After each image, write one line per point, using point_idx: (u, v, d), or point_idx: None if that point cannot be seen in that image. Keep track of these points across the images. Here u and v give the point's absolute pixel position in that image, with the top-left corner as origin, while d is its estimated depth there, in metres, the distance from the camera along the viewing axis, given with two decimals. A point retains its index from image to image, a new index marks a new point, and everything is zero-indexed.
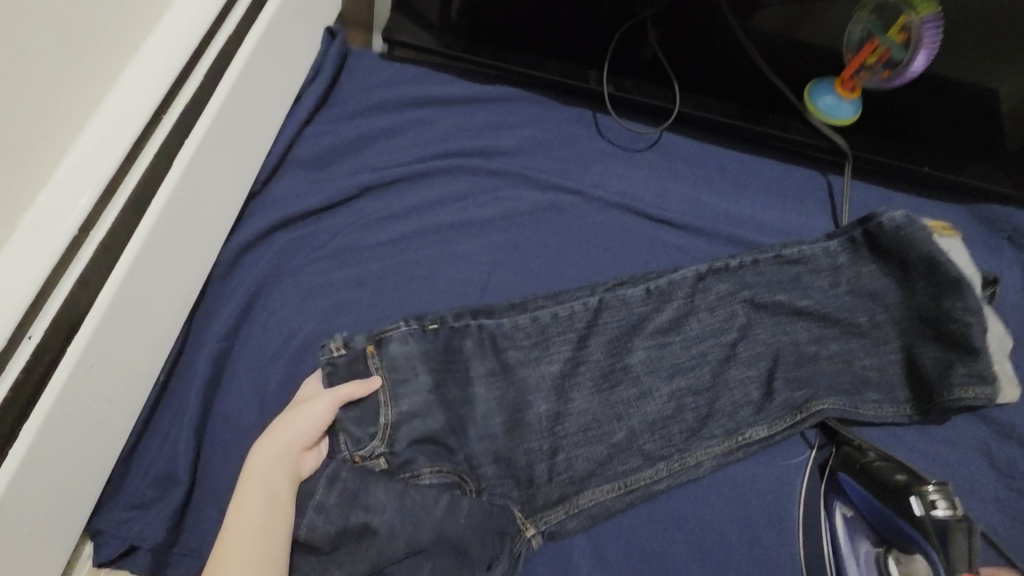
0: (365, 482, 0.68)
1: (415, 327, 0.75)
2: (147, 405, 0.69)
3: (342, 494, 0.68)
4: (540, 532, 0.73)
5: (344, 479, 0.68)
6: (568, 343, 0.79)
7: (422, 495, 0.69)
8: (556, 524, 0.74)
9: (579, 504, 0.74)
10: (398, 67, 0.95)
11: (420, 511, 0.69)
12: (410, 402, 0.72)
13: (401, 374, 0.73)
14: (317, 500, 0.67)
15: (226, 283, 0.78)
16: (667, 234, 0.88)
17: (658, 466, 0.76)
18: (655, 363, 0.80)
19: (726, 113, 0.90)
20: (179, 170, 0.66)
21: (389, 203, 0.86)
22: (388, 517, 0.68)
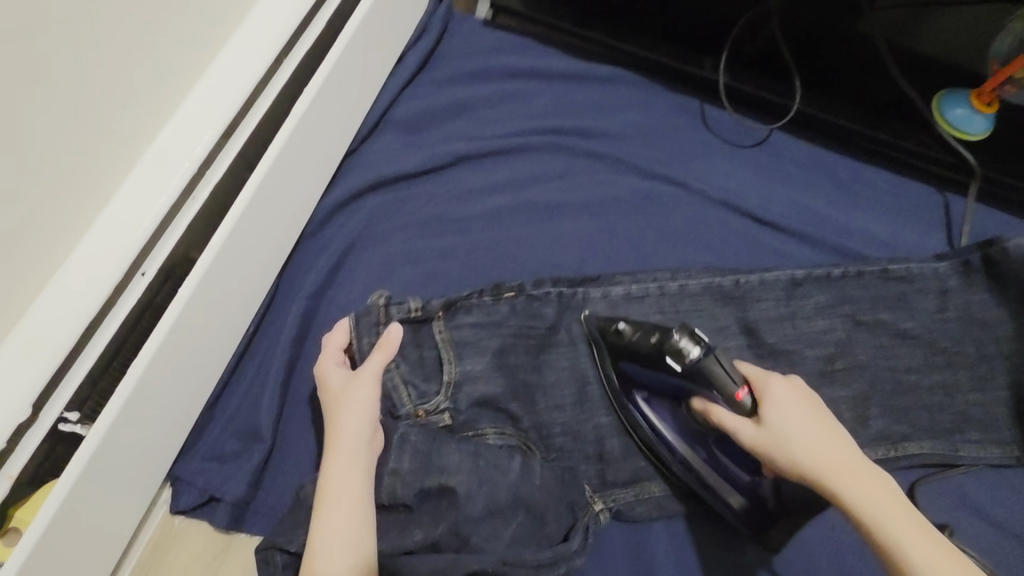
0: (439, 444, 0.64)
1: (489, 297, 0.71)
2: (235, 354, 0.68)
3: (415, 456, 0.63)
4: (609, 507, 0.69)
5: (414, 438, 0.64)
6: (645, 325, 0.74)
7: (493, 453, 0.66)
8: (626, 503, 0.69)
9: (652, 488, 0.69)
10: (500, 35, 0.91)
11: (493, 473, 0.65)
12: (474, 362, 0.69)
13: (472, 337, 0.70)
14: (390, 464, 0.63)
15: (317, 240, 0.76)
16: (771, 237, 0.82)
17: None
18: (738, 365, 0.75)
19: (847, 117, 0.86)
20: (292, 124, 0.64)
21: (484, 174, 0.83)
22: (463, 480, 0.64)
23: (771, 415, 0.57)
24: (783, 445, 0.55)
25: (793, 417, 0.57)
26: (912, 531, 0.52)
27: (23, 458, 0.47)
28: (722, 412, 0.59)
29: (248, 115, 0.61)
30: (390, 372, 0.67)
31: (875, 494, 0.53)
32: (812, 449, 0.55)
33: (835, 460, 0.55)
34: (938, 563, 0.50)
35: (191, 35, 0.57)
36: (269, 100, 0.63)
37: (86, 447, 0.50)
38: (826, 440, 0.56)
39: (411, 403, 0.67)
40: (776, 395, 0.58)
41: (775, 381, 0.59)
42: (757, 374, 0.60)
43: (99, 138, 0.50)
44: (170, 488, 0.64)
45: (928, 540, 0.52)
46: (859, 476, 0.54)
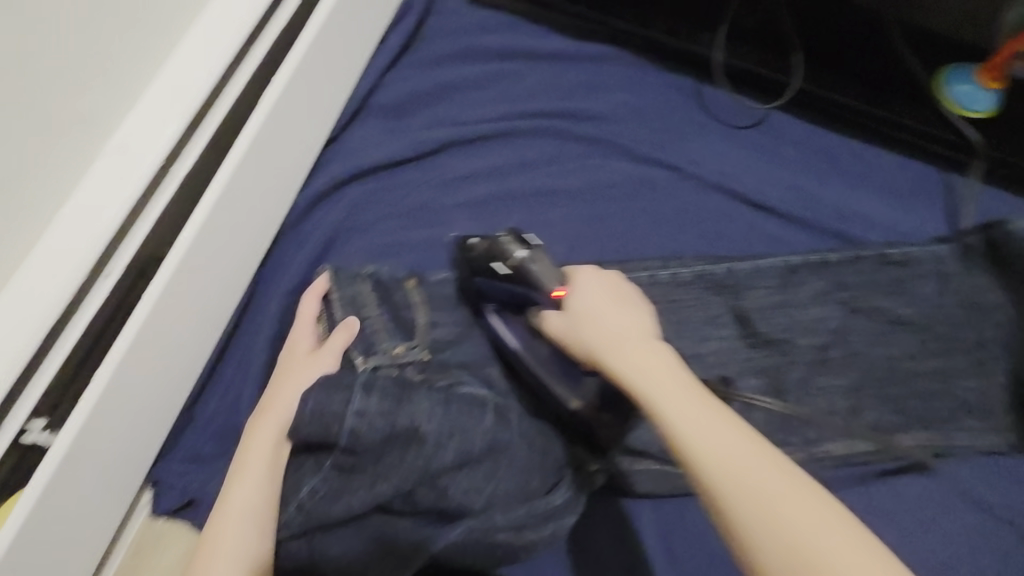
0: (411, 389, 0.59)
1: (453, 269, 0.70)
2: (214, 352, 0.66)
3: (385, 398, 0.58)
4: (604, 471, 0.65)
5: (379, 385, 0.58)
6: None
7: (467, 401, 0.60)
8: (620, 470, 0.66)
9: (643, 462, 0.66)
10: (486, 13, 0.87)
11: (471, 423, 0.59)
12: (444, 329, 0.68)
13: (450, 301, 0.69)
14: (367, 440, 0.57)
15: (296, 233, 0.74)
16: (766, 223, 0.80)
17: None
18: (730, 355, 0.72)
19: (851, 95, 0.82)
20: (264, 112, 0.61)
21: (469, 161, 0.80)
22: (447, 457, 0.58)
23: (606, 320, 0.53)
24: (617, 347, 0.51)
25: (615, 325, 0.53)
26: (750, 464, 0.44)
27: None
28: (552, 316, 0.57)
29: (217, 104, 0.59)
30: (369, 322, 0.66)
31: (718, 432, 0.45)
32: (641, 366, 0.49)
33: (662, 385, 0.48)
34: (733, 491, 0.43)
35: (151, 17, 0.54)
36: (239, 87, 0.60)
37: (53, 452, 0.49)
38: (645, 352, 0.50)
39: (386, 346, 0.65)
40: (590, 311, 0.54)
41: (600, 284, 0.57)
42: (614, 290, 0.57)
43: (56, 129, 0.48)
44: (151, 490, 0.63)
45: (780, 482, 0.43)
46: (681, 402, 0.47)
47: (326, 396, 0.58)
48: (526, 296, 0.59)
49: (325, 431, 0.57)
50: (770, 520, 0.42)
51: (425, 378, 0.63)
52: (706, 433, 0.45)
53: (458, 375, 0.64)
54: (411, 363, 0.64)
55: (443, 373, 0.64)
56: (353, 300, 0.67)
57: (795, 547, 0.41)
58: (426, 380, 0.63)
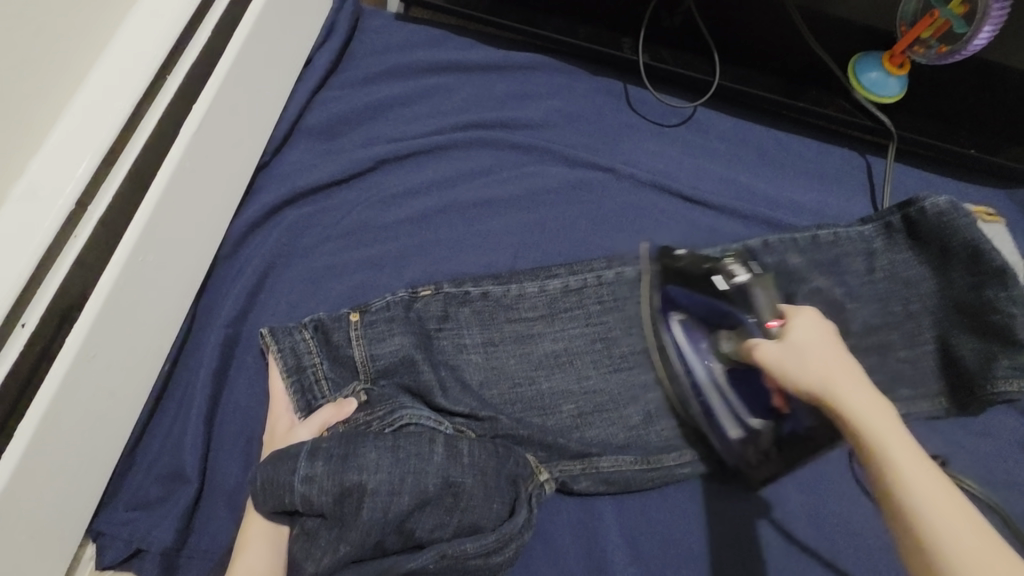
0: (357, 444, 0.59)
1: (404, 296, 0.69)
2: (152, 393, 0.64)
3: (329, 460, 0.58)
4: (553, 478, 0.68)
5: (326, 449, 0.59)
6: (577, 321, 0.73)
7: (414, 443, 0.61)
8: (571, 475, 0.68)
9: (598, 465, 0.68)
10: (414, 29, 0.88)
11: (420, 461, 0.60)
12: (385, 354, 0.67)
13: (385, 330, 0.67)
14: (302, 472, 0.57)
15: (233, 263, 0.72)
16: (702, 216, 0.82)
17: (682, 451, 0.70)
18: None
19: (768, 88, 0.85)
20: (183, 144, 0.60)
21: (407, 177, 0.80)
22: (383, 478, 0.58)
23: (813, 353, 0.53)
24: (842, 385, 0.51)
25: (826, 356, 0.53)
26: (934, 497, 0.46)
27: None
28: (762, 344, 0.56)
29: (133, 138, 0.57)
30: (311, 368, 0.66)
31: (914, 455, 0.47)
32: (866, 400, 0.50)
33: (877, 416, 0.49)
34: (942, 528, 0.44)
35: (56, 55, 0.52)
36: (156, 119, 0.58)
37: None
38: (853, 383, 0.51)
39: (328, 398, 0.66)
40: (807, 342, 0.54)
41: (814, 323, 0.56)
42: (823, 328, 0.56)
43: None
44: (93, 543, 0.60)
45: (946, 498, 0.46)
46: (891, 436, 0.48)
47: (274, 471, 0.58)
48: (726, 311, 0.63)
49: (272, 492, 0.58)
50: (932, 533, 0.44)
51: (368, 415, 0.64)
52: (907, 458, 0.47)
53: (396, 401, 0.65)
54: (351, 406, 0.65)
55: (385, 404, 0.65)
56: (293, 355, 0.66)
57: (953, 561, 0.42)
58: (369, 417, 0.64)
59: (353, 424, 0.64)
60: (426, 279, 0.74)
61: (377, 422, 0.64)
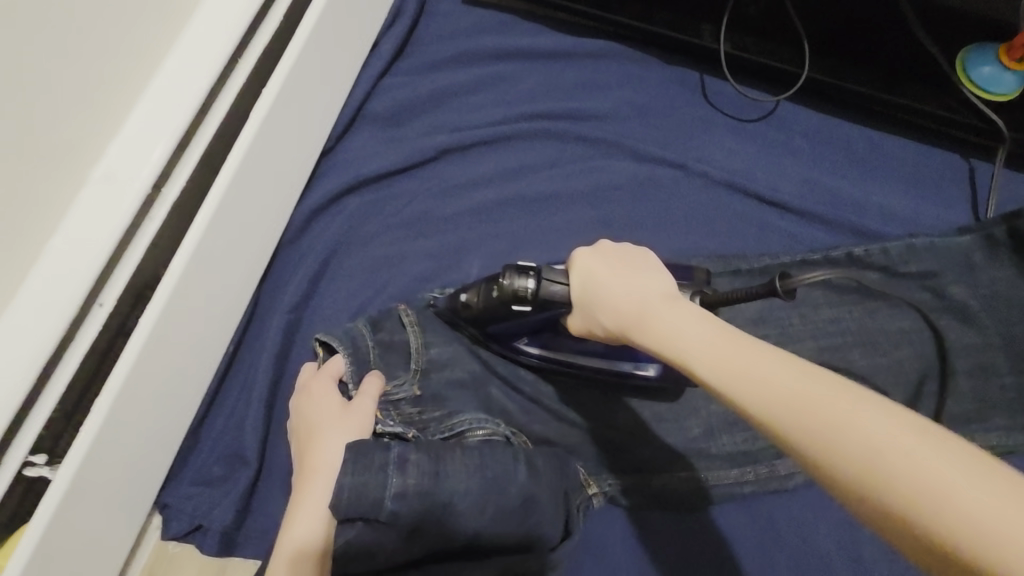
0: (445, 457, 0.58)
1: (457, 292, 0.70)
2: (217, 374, 0.65)
3: (421, 475, 0.56)
4: (603, 492, 0.66)
5: (415, 459, 0.56)
6: None
7: (500, 462, 0.59)
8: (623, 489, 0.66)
9: (653, 483, 0.66)
10: (481, 14, 0.85)
11: (502, 480, 0.58)
12: (438, 348, 0.67)
13: (439, 327, 0.68)
14: (393, 489, 0.54)
15: (296, 248, 0.72)
16: (779, 219, 0.77)
17: (744, 468, 0.67)
18: None
19: (862, 82, 0.78)
20: (253, 129, 0.60)
21: (469, 168, 0.78)
22: (468, 496, 0.57)
23: (619, 293, 0.51)
24: (712, 322, 0.46)
25: (677, 320, 0.46)
26: (794, 395, 0.38)
27: None
28: (574, 319, 0.56)
29: (205, 123, 0.57)
30: (364, 350, 0.66)
31: (793, 377, 0.39)
32: (671, 325, 0.46)
33: (746, 361, 0.41)
34: (785, 398, 0.38)
35: (136, 41, 0.53)
36: (228, 104, 0.59)
37: (53, 486, 0.48)
38: (670, 307, 0.48)
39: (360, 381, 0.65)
40: (598, 282, 0.53)
41: (598, 262, 0.54)
42: (637, 259, 0.54)
43: (39, 168, 0.46)
44: (160, 514, 0.62)
45: (805, 391, 0.38)
46: (734, 352, 0.42)
47: (365, 478, 0.54)
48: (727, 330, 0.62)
49: (360, 507, 0.53)
50: (871, 479, 0.34)
51: (422, 412, 0.65)
52: (750, 373, 0.40)
53: (450, 404, 0.65)
54: (404, 398, 0.65)
55: (438, 405, 0.65)
56: (347, 337, 0.67)
57: (951, 518, 0.31)
58: (424, 416, 0.65)
59: (409, 420, 0.64)
60: (485, 274, 0.73)
61: (436, 425, 0.64)
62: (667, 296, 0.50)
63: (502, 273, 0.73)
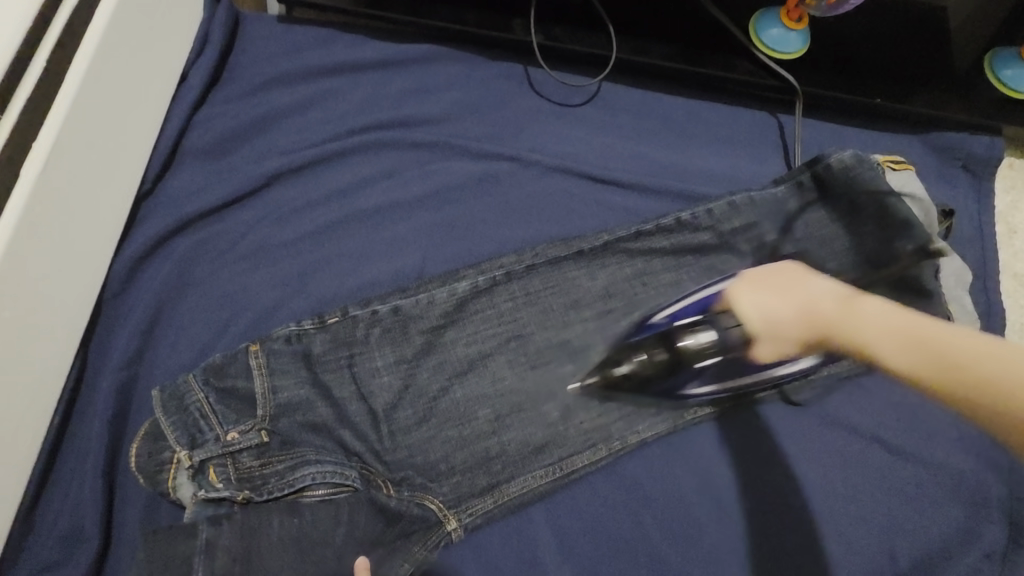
0: (258, 523, 0.58)
1: (309, 327, 0.67)
2: (44, 449, 0.61)
3: (227, 548, 0.56)
4: (462, 525, 0.66)
5: (224, 543, 0.57)
6: (487, 321, 0.72)
7: (319, 523, 0.60)
8: (483, 516, 0.67)
9: (509, 492, 0.68)
10: (300, 33, 0.84)
11: (323, 546, 0.60)
12: (289, 392, 0.65)
13: (291, 370, 0.66)
14: (198, 564, 0.55)
15: (123, 301, 0.68)
16: (614, 196, 0.80)
17: (597, 447, 0.70)
18: (550, 318, 0.74)
19: (669, 57, 0.83)
20: (31, 180, 0.54)
21: (304, 190, 0.76)
22: (283, 564, 0.58)
23: (774, 306, 0.60)
24: (830, 326, 0.57)
25: (814, 288, 0.60)
26: (969, 347, 0.49)
27: None
28: (759, 350, 0.62)
29: None
30: (194, 405, 0.61)
31: (975, 342, 0.49)
32: (871, 317, 0.56)
33: (873, 325, 0.55)
34: (948, 369, 0.49)
35: None
36: None
37: None
38: (850, 309, 0.57)
39: (219, 431, 0.61)
40: (767, 318, 0.60)
41: (761, 294, 0.61)
42: (789, 276, 0.62)
43: None
44: None
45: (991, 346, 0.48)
46: (911, 324, 0.53)
47: (161, 554, 0.55)
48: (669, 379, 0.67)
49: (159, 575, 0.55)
50: (967, 375, 0.48)
51: (264, 464, 0.61)
52: (948, 348, 0.50)
53: (299, 454, 0.62)
54: (246, 448, 0.61)
55: (285, 455, 0.62)
56: (175, 399, 0.62)
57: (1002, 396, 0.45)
58: (266, 470, 0.61)
59: (246, 472, 0.61)
60: (333, 295, 0.72)
61: (275, 480, 0.61)
62: (843, 294, 0.59)
63: (350, 291, 0.72)
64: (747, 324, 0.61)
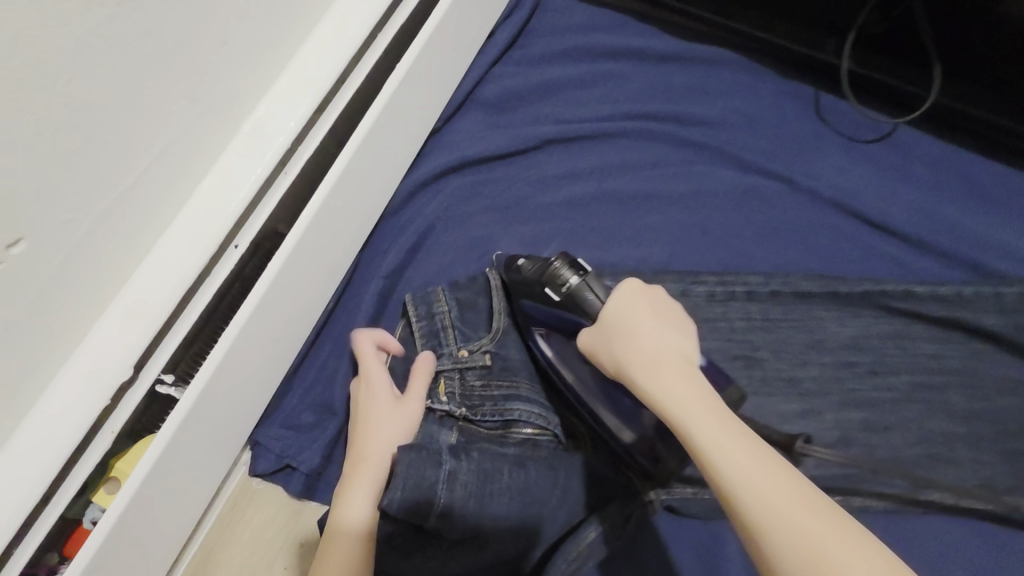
0: (490, 477, 0.58)
1: (545, 272, 0.69)
2: (316, 327, 0.69)
3: (467, 495, 0.56)
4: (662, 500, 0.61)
5: (463, 479, 0.57)
6: (720, 333, 0.70)
7: (539, 486, 0.59)
8: (682, 500, 0.61)
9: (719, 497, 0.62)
10: (596, 12, 0.86)
11: (539, 506, 0.59)
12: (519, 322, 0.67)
13: None
14: (442, 501, 0.56)
15: (398, 218, 0.75)
16: (886, 245, 0.74)
17: None
18: (785, 349, 0.70)
19: (993, 109, 0.76)
20: (386, 97, 0.64)
21: (570, 161, 0.79)
22: (504, 524, 0.57)
23: (647, 340, 0.50)
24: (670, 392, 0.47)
25: (659, 349, 0.49)
26: (756, 474, 0.42)
27: (122, 416, 0.50)
28: (590, 341, 0.53)
29: (346, 86, 0.61)
30: (440, 316, 0.68)
31: (760, 468, 0.42)
32: (674, 386, 0.47)
33: (692, 402, 0.46)
34: (748, 480, 0.42)
35: (290, 5, 0.56)
36: (363, 76, 0.62)
37: (179, 406, 0.52)
38: (712, 403, 0.46)
39: (453, 347, 0.66)
40: (631, 321, 0.51)
41: (636, 305, 0.52)
42: (665, 312, 0.53)
43: (200, 109, 0.51)
44: (251, 451, 0.67)
45: (765, 481, 0.42)
46: (743, 450, 0.43)
47: (411, 488, 0.55)
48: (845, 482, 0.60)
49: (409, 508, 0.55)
50: (707, 450, 0.44)
51: (485, 387, 0.65)
52: (754, 481, 0.42)
53: (516, 386, 0.64)
54: (473, 367, 0.65)
55: (504, 382, 0.64)
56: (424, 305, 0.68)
57: (773, 523, 0.40)
58: (486, 392, 0.64)
59: (468, 391, 0.64)
60: (577, 263, 0.74)
61: (489, 406, 0.63)
62: (688, 365, 0.49)
63: (593, 265, 0.74)
64: (603, 312, 0.53)
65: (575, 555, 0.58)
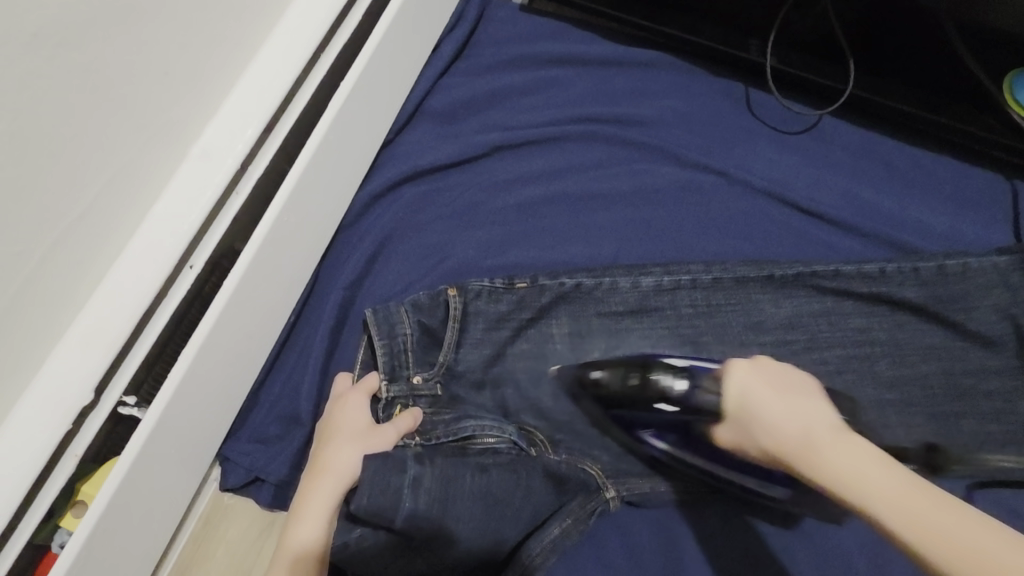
0: (455, 479, 0.60)
1: (501, 286, 0.72)
2: (278, 340, 0.71)
3: (431, 496, 0.57)
4: (620, 495, 0.69)
5: (427, 483, 0.58)
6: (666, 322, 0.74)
7: (500, 485, 0.62)
8: (638, 494, 0.69)
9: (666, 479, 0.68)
10: (537, 22, 0.89)
11: (501, 508, 0.62)
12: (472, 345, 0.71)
13: (487, 323, 0.72)
14: (406, 508, 0.56)
15: (356, 230, 0.78)
16: (815, 230, 0.79)
17: None
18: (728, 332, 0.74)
19: (907, 99, 0.81)
20: (332, 114, 0.66)
21: (520, 166, 0.82)
22: (470, 525, 0.60)
23: (781, 420, 0.51)
24: (809, 451, 0.48)
25: (796, 417, 0.51)
26: (962, 529, 0.39)
27: (86, 440, 0.51)
28: (723, 432, 0.58)
29: (292, 106, 0.63)
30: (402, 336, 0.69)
31: (904, 496, 0.42)
32: (836, 463, 0.46)
33: (864, 467, 0.45)
34: (908, 513, 0.41)
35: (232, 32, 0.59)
36: (308, 95, 0.64)
37: (142, 426, 0.53)
38: (844, 444, 0.47)
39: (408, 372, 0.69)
40: (753, 405, 0.54)
41: (753, 379, 0.55)
42: (792, 379, 0.55)
43: (147, 136, 0.53)
44: (220, 467, 0.69)
45: (950, 515, 0.41)
46: (922, 501, 0.42)
47: (379, 497, 0.55)
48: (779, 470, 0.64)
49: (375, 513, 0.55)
50: (854, 484, 0.44)
51: (435, 412, 0.68)
52: (922, 516, 0.41)
53: (461, 410, 0.69)
54: (425, 396, 0.69)
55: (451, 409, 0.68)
56: (388, 324, 0.69)
57: (920, 531, 0.40)
58: (435, 417, 0.68)
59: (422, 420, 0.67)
60: (529, 263, 0.77)
61: (443, 428, 0.66)
62: (834, 428, 0.50)
63: (544, 263, 0.77)
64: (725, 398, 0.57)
65: (539, 551, 0.64)
